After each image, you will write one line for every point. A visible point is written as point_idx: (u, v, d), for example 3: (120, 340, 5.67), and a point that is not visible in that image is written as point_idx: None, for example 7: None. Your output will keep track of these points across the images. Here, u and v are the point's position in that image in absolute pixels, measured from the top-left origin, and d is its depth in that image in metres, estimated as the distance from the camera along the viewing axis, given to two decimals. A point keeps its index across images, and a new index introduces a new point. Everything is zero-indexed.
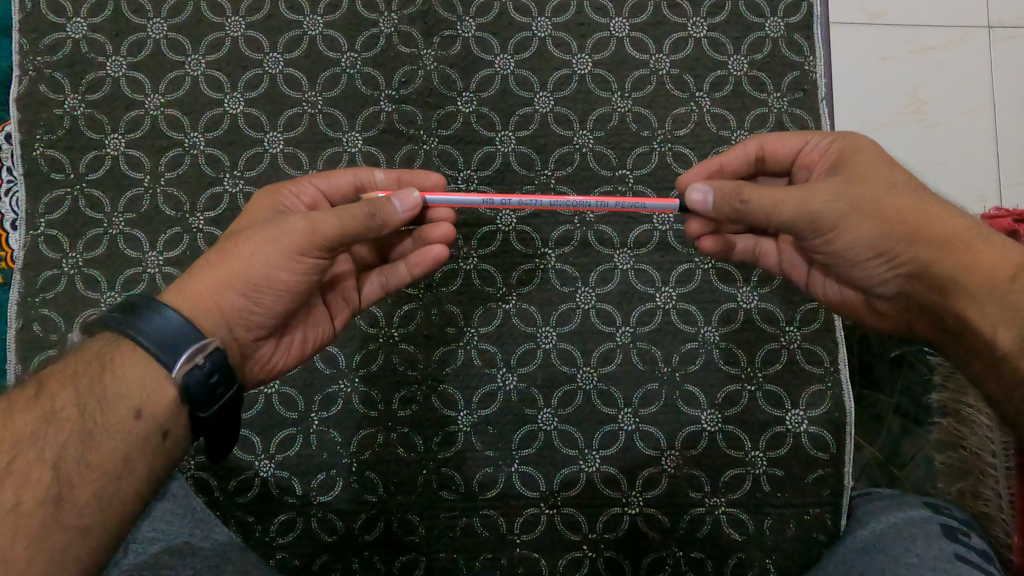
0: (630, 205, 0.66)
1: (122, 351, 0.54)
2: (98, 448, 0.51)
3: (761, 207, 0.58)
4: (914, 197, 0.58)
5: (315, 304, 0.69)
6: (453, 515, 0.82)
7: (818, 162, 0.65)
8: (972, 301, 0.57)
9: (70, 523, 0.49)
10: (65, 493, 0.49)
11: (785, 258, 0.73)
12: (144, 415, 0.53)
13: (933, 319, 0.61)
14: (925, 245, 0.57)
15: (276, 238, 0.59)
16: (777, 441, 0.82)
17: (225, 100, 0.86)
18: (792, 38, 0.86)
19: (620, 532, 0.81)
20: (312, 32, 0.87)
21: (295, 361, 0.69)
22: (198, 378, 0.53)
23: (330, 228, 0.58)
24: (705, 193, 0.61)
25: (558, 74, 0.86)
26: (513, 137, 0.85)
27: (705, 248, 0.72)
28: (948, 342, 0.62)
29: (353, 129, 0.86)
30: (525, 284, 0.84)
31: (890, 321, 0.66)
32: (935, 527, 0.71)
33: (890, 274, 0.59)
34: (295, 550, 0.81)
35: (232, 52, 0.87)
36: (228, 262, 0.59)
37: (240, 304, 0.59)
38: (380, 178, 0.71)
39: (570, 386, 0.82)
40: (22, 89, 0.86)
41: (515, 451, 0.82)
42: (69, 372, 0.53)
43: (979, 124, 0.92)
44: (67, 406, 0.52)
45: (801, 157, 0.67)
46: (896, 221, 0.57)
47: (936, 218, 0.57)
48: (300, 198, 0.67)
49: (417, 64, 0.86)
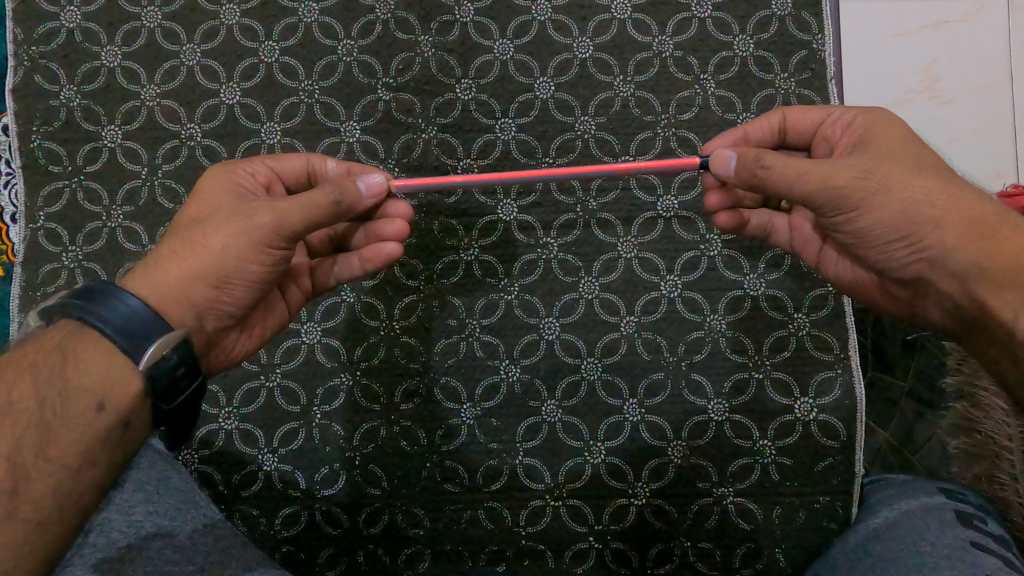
0: (645, 167, 0.66)
1: (85, 343, 0.54)
2: (57, 442, 0.52)
3: (782, 175, 0.57)
4: (940, 178, 0.57)
5: (271, 296, 0.70)
6: (457, 508, 0.81)
7: (840, 136, 0.65)
8: (991, 286, 0.55)
9: (25, 516, 0.51)
10: (21, 486, 0.51)
11: (797, 235, 0.72)
12: (106, 407, 0.54)
13: (960, 311, 0.59)
14: (949, 228, 0.55)
15: (257, 223, 0.58)
16: (787, 429, 0.81)
17: (220, 90, 0.85)
18: (800, 16, 0.84)
19: (626, 523, 0.80)
20: (307, 20, 0.85)
21: (256, 348, 0.70)
22: (165, 370, 0.54)
23: (295, 221, 0.58)
24: (730, 157, 0.62)
25: (559, 59, 0.84)
26: (513, 124, 0.84)
27: (720, 222, 0.73)
28: (963, 329, 0.60)
29: (351, 118, 0.84)
30: (527, 274, 0.82)
31: (896, 302, 0.65)
32: (949, 514, 0.69)
33: (909, 257, 0.58)
34: (299, 544, 0.81)
35: (227, 41, 0.85)
36: (199, 251, 0.59)
37: (210, 296, 0.59)
38: (331, 169, 0.70)
39: (573, 377, 0.81)
40: (18, 80, 0.86)
41: (518, 443, 0.81)
42: (29, 361, 0.54)
43: (996, 99, 0.89)
44: (26, 398, 0.53)
45: (822, 129, 0.67)
46: (922, 201, 0.55)
47: (961, 201, 0.56)
48: (255, 179, 0.66)
49: (415, 53, 0.84)
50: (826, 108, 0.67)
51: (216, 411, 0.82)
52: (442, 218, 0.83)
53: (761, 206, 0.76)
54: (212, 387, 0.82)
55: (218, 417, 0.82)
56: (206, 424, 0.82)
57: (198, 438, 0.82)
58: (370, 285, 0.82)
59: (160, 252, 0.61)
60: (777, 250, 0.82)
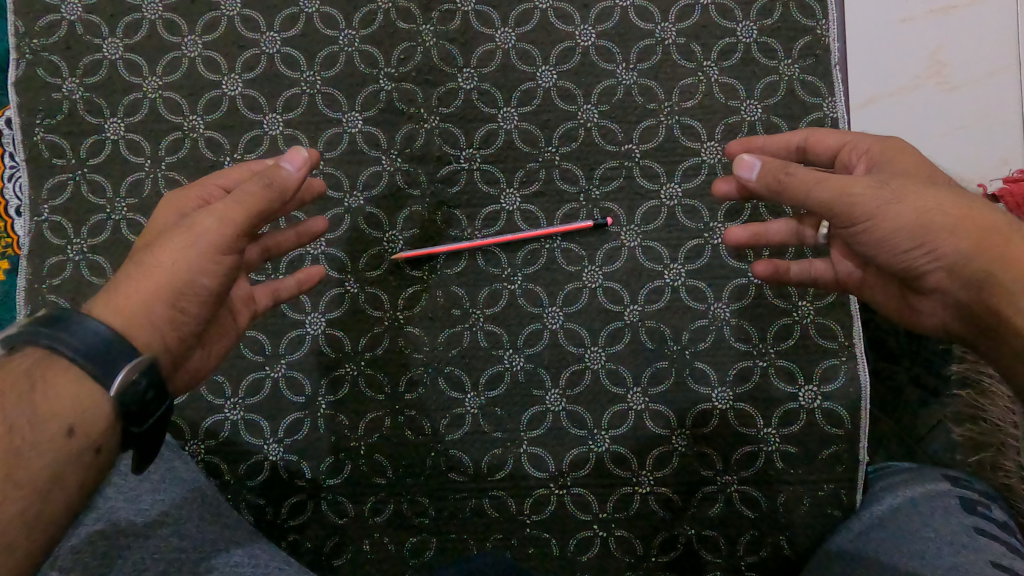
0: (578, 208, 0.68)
1: None
2: None
3: (802, 186, 0.59)
4: (952, 191, 0.57)
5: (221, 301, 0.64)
6: (422, 540, 0.81)
7: (859, 164, 0.65)
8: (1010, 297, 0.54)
9: None
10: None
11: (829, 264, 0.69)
12: None
13: (965, 311, 0.58)
14: (963, 238, 0.55)
15: (207, 228, 0.60)
16: (791, 416, 0.81)
17: (183, 44, 0.85)
18: (804, 1, 0.83)
19: (592, 553, 0.81)
20: (229, 13, 0.85)
21: (214, 366, 0.70)
22: None
23: (242, 217, 0.60)
24: (754, 161, 0.62)
25: (521, 8, 0.84)
26: (476, 73, 0.84)
27: (732, 236, 0.72)
28: (980, 337, 0.59)
29: (275, 111, 0.84)
30: (502, 259, 0.82)
31: (892, 298, 0.66)
32: (953, 501, 0.70)
33: (931, 266, 0.57)
34: (346, 535, 0.81)
35: (150, 37, 0.86)
36: (154, 271, 0.59)
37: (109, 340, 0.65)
38: None
39: (497, 368, 0.82)
40: (20, 73, 0.86)
41: (487, 478, 0.81)
42: None
43: (1003, 85, 0.88)
44: None
45: (841, 154, 0.67)
46: (935, 211, 0.56)
47: (974, 214, 0.56)
48: None
49: (457, 81, 0.84)
50: (847, 133, 0.68)
51: (222, 401, 0.82)
52: (445, 209, 0.83)
53: (790, 233, 0.72)
54: (219, 378, 0.82)
55: (224, 408, 0.82)
56: (213, 416, 0.82)
57: (204, 428, 0.82)
58: (373, 276, 0.83)
59: (116, 282, 0.60)
60: None
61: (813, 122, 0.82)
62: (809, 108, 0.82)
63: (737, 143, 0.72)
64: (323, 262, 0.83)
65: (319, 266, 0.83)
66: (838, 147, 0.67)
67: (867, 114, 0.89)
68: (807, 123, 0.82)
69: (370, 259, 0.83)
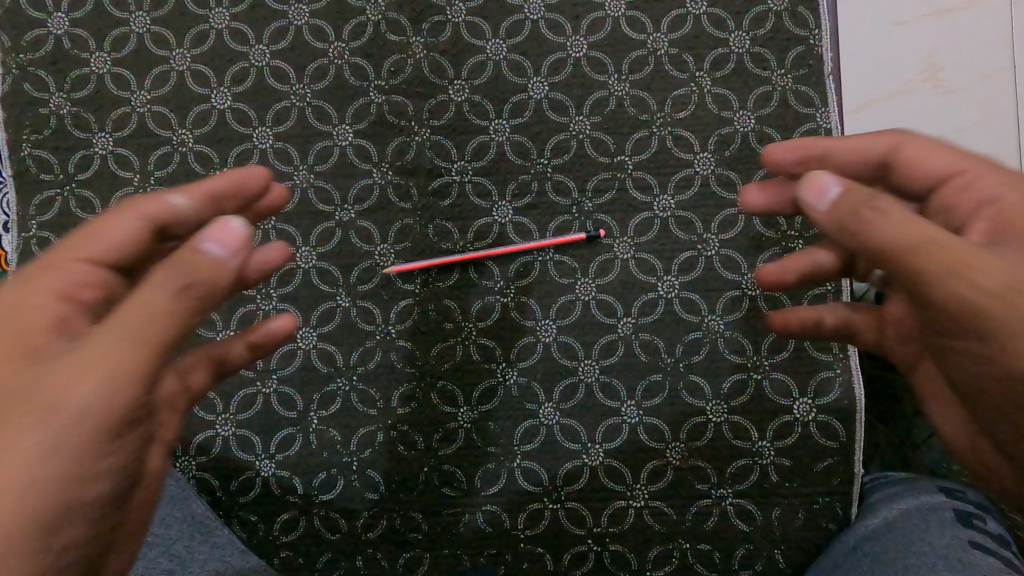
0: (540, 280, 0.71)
1: None
2: None
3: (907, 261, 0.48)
4: None
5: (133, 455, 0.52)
6: (415, 555, 0.81)
7: (973, 210, 0.53)
8: None
9: None
10: None
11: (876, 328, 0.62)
12: None
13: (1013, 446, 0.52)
14: None
15: (84, 393, 0.46)
16: (786, 429, 0.80)
17: (172, 58, 0.85)
18: (797, 11, 0.82)
19: (587, 567, 0.80)
20: (217, 26, 0.85)
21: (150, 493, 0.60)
22: None
23: (133, 357, 0.48)
24: (832, 185, 0.52)
25: (512, 19, 0.83)
26: (467, 85, 0.83)
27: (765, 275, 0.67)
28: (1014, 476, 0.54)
29: (265, 124, 0.84)
30: (494, 272, 0.82)
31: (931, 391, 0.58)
32: (948, 514, 0.70)
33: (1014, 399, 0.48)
34: (339, 551, 0.81)
35: (138, 50, 0.85)
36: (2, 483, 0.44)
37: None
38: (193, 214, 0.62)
39: (490, 382, 0.81)
40: (7, 88, 0.85)
41: (481, 493, 0.81)
42: None
43: (999, 88, 0.88)
44: None
45: (947, 186, 0.56)
46: None
47: None
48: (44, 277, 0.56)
49: (448, 93, 0.83)
50: (961, 162, 0.56)
51: (213, 418, 0.81)
52: (437, 221, 0.82)
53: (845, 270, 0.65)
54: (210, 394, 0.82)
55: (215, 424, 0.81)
56: (203, 432, 0.81)
57: (195, 445, 0.81)
58: (365, 291, 0.82)
59: None
60: (774, 251, 0.81)
61: (807, 133, 0.82)
62: (802, 118, 0.82)
63: (788, 145, 0.64)
64: (314, 277, 0.82)
65: (310, 281, 0.82)
66: (949, 174, 0.56)
67: (861, 119, 0.88)
68: (802, 133, 0.82)
69: (362, 272, 0.82)
